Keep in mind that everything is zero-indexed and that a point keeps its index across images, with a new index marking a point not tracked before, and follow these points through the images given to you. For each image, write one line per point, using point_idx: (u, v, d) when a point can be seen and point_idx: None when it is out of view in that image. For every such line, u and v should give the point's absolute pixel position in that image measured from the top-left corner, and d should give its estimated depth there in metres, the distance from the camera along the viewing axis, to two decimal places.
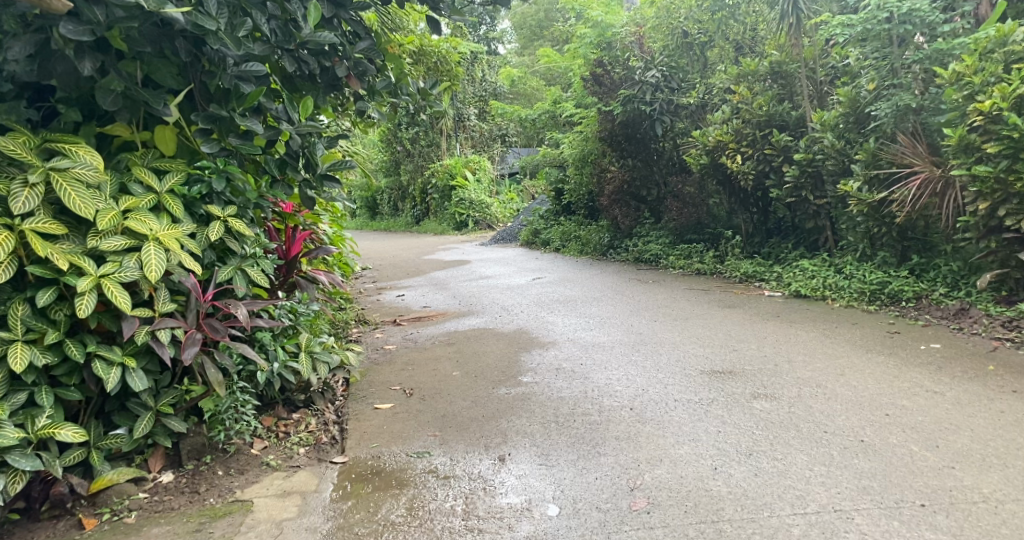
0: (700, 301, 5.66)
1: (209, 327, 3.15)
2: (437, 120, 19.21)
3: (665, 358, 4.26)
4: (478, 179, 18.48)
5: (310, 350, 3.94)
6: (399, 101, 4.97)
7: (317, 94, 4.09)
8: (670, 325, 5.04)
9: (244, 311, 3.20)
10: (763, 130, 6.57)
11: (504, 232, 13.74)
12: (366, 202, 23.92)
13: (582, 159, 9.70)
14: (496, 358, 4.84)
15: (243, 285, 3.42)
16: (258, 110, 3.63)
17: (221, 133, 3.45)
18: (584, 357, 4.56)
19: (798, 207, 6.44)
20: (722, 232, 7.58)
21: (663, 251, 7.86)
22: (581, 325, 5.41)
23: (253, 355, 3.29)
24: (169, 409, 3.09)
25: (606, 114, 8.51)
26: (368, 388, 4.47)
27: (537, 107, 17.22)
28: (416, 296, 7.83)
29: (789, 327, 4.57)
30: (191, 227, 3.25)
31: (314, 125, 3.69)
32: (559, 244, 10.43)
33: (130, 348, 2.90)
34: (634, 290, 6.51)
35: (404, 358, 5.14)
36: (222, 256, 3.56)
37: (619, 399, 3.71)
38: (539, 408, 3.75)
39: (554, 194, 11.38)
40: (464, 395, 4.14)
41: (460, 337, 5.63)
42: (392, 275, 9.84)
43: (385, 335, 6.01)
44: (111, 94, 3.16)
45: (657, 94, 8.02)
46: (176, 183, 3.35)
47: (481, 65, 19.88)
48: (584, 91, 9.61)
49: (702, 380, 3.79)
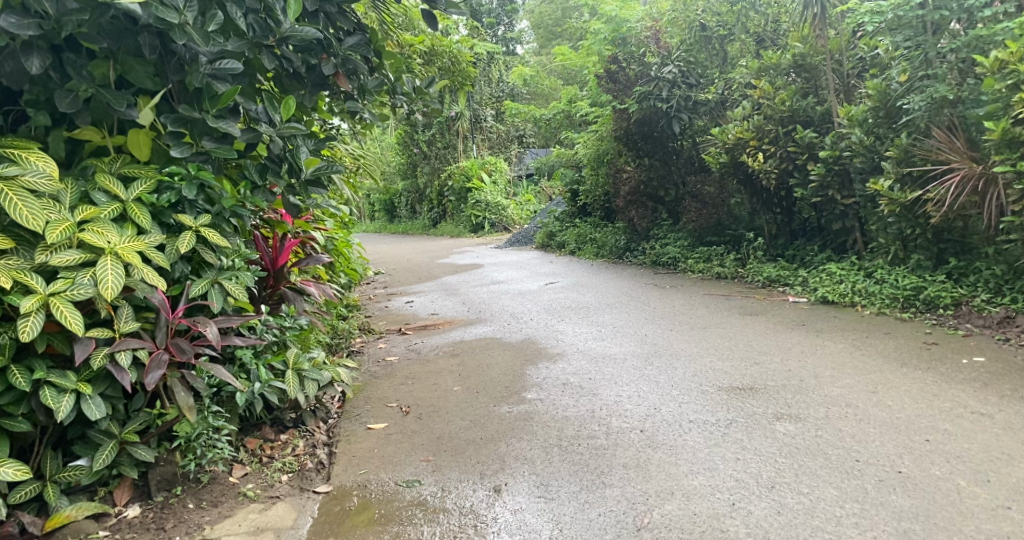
0: (719, 308, 5.32)
1: (175, 347, 2.91)
2: (453, 122, 18.94)
3: (680, 372, 3.94)
4: (494, 181, 18.18)
5: (298, 368, 3.69)
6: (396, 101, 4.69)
7: (304, 94, 3.85)
8: (686, 334, 4.71)
9: (215, 330, 2.96)
10: (786, 126, 6.21)
11: (519, 234, 13.41)
12: (383, 204, 23.72)
13: (597, 159, 9.37)
14: (501, 371, 4.54)
15: (219, 301, 3.18)
16: (235, 111, 3.38)
17: (192, 136, 3.21)
18: (593, 370, 4.25)
19: (825, 207, 6.06)
20: (744, 234, 7.21)
21: (681, 254, 7.51)
22: (592, 335, 5.09)
23: (227, 377, 3.04)
24: (134, 437, 2.85)
25: (621, 112, 8.17)
26: (364, 405, 4.20)
27: (553, 107, 16.88)
28: (424, 303, 7.56)
29: (816, 337, 4.22)
30: (158, 239, 3.00)
31: (296, 127, 3.42)
32: (575, 247, 10.10)
33: (86, 373, 2.66)
34: (649, 296, 6.18)
35: (405, 371, 4.87)
36: (196, 269, 3.31)
37: (630, 419, 3.39)
38: (542, 429, 3.45)
39: (570, 195, 11.04)
40: (463, 413, 3.85)
41: (465, 348, 5.34)
42: (404, 280, 9.57)
43: (389, 345, 5.74)
44: (71, 95, 3.00)
45: (675, 91, 7.66)
46: (143, 191, 3.11)
47: (497, 65, 19.58)
48: (598, 89, 9.29)
49: (720, 398, 3.46)
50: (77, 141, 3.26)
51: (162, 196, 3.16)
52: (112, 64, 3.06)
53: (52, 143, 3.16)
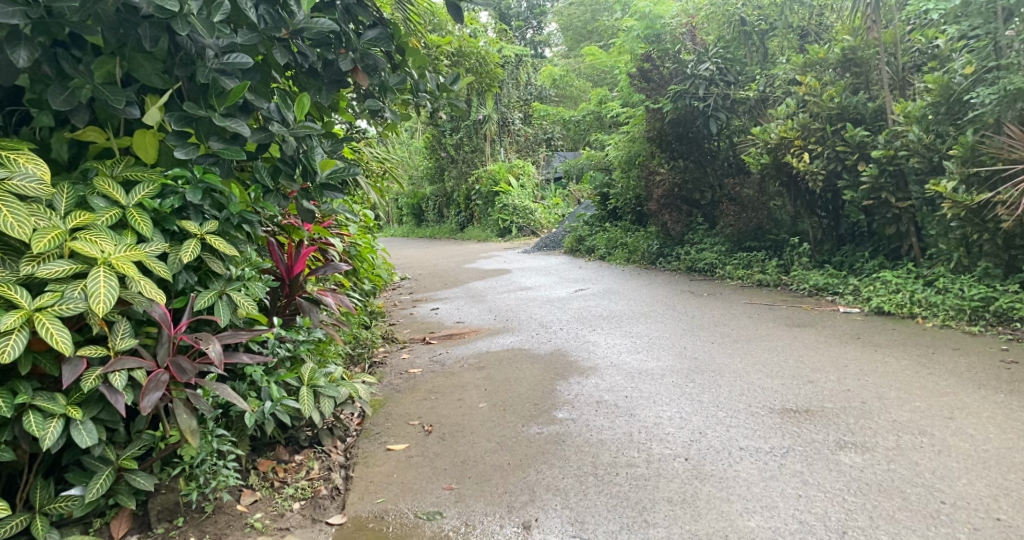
0: (763, 318, 4.98)
1: (176, 367, 2.66)
2: (481, 125, 18.71)
3: (725, 391, 3.61)
4: (522, 184, 17.91)
5: (313, 384, 3.45)
6: (419, 100, 4.43)
7: (321, 92, 3.60)
8: (728, 348, 4.38)
9: (220, 348, 2.71)
10: (834, 124, 5.84)
11: (548, 239, 13.11)
12: (411, 209, 23.56)
13: (629, 161, 9.05)
14: (530, 386, 4.25)
15: (226, 315, 2.94)
16: (246, 108, 3.13)
17: (198, 136, 2.97)
18: (629, 387, 3.94)
19: (877, 210, 5.68)
20: (787, 239, 6.84)
21: (719, 260, 7.14)
22: (627, 347, 4.78)
23: (233, 398, 2.81)
24: (132, 464, 2.64)
25: (654, 112, 7.82)
26: (383, 423, 3.93)
27: (583, 109, 16.59)
28: (450, 310, 7.30)
29: (876, 353, 3.86)
30: (159, 248, 2.77)
31: (311, 126, 3.17)
32: (605, 252, 9.78)
33: (77, 396, 2.44)
34: (687, 304, 5.85)
35: (429, 385, 4.60)
36: (203, 279, 3.08)
37: (673, 446, 3.08)
38: (576, 455, 3.15)
39: (600, 198, 10.72)
40: (490, 434, 3.57)
41: (491, 359, 5.05)
42: (429, 285, 9.32)
43: (412, 356, 5.48)
44: (66, 92, 2.78)
45: (712, 89, 7.31)
46: (145, 195, 2.87)
47: (525, 67, 19.34)
48: (630, 89, 8.98)
49: (772, 422, 3.13)
50: (80, 142, 3.06)
51: (165, 201, 2.92)
52: (118, 61, 2.85)
53: (57, 145, 2.97)
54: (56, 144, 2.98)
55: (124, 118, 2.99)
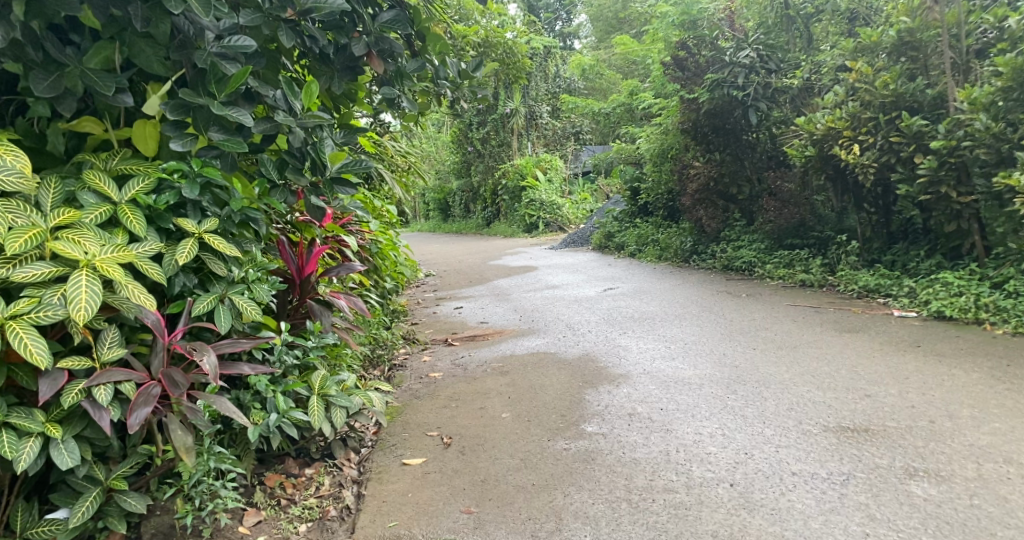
0: (808, 322, 4.63)
1: (168, 379, 2.42)
2: (508, 118, 18.45)
3: (772, 405, 3.29)
4: (550, 179, 17.61)
5: (324, 393, 3.23)
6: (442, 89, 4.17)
7: (332, 78, 3.36)
8: (772, 355, 4.06)
9: (216, 360, 2.46)
10: (888, 113, 5.46)
11: (575, 235, 12.79)
12: (437, 204, 23.32)
13: (661, 154, 8.71)
14: (556, 395, 3.97)
15: (226, 322, 2.70)
16: (250, 96, 2.90)
17: (197, 128, 2.74)
18: (664, 398, 3.64)
19: (934, 206, 5.30)
20: (831, 236, 6.45)
21: (758, 258, 6.76)
22: (661, 353, 4.46)
23: (233, 413, 2.57)
24: (123, 484, 2.41)
25: (690, 102, 7.48)
26: (400, 434, 3.68)
27: (613, 100, 16.26)
28: (473, 309, 7.04)
29: (941, 364, 3.52)
30: (153, 248, 2.54)
31: (320, 115, 2.95)
32: (635, 249, 9.44)
33: (58, 413, 2.21)
34: (725, 306, 5.52)
35: (450, 391, 4.35)
36: (204, 282, 2.85)
37: (716, 469, 2.77)
38: (607, 476, 2.86)
39: (630, 193, 10.38)
40: (513, 449, 3.29)
41: (515, 364, 4.77)
42: (455, 283, 9.07)
43: (433, 359, 5.24)
44: (52, 78, 2.55)
45: (752, 77, 6.94)
46: (139, 190, 2.64)
47: (554, 59, 19.03)
48: (664, 79, 8.65)
49: (828, 442, 2.81)
50: (78, 134, 2.86)
51: (160, 197, 2.68)
52: (118, 45, 2.65)
53: (52, 137, 2.77)
54: (52, 136, 2.78)
55: (123, 108, 2.78)
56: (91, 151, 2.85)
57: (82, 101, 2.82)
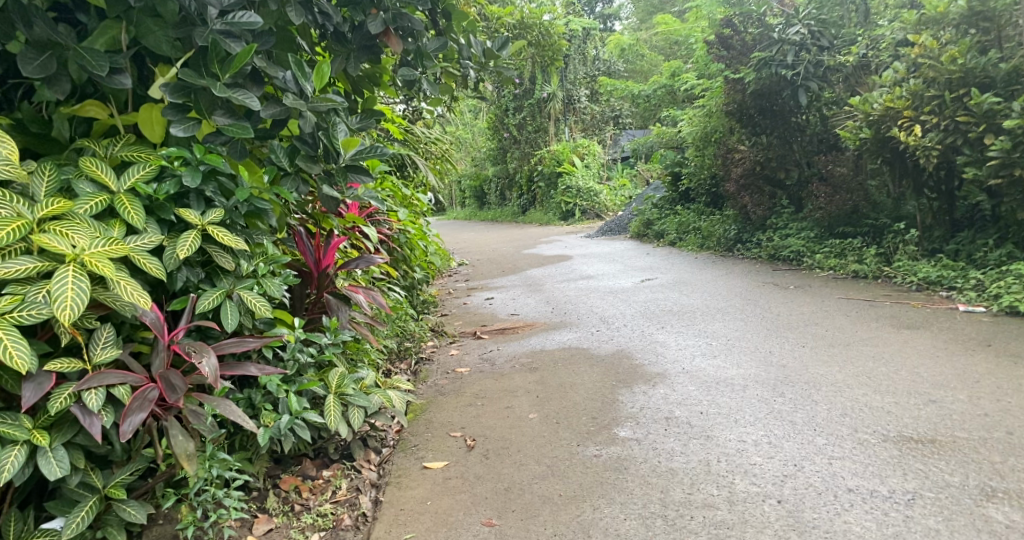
0: (863, 317, 4.30)
1: (165, 382, 2.26)
2: (546, 103, 18.15)
3: (824, 410, 3.00)
4: (587, 165, 17.27)
5: (342, 393, 3.08)
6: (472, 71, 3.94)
7: (348, 58, 3.16)
8: (824, 353, 3.76)
9: (216, 363, 2.29)
10: (956, 90, 5.06)
11: (613, 222, 12.46)
12: (473, 191, 23.11)
13: (704, 138, 8.37)
14: (589, 394, 3.74)
15: (232, 319, 2.54)
16: (258, 78, 2.72)
17: (199, 112, 2.57)
18: (705, 401, 3.39)
19: (1004, 191, 4.89)
20: (887, 224, 6.04)
21: (807, 247, 6.39)
22: (701, 350, 4.19)
23: (239, 418, 2.39)
24: (121, 493, 2.24)
25: (735, 82, 7.15)
26: (422, 435, 3.49)
27: (654, 83, 15.86)
28: (505, 300, 6.83)
29: (1017, 366, 3.18)
30: (152, 241, 2.38)
31: (332, 98, 2.75)
32: (675, 237, 9.10)
33: (45, 419, 2.07)
34: (771, 299, 5.20)
35: (477, 388, 4.15)
36: (211, 275, 2.70)
37: (761, 482, 2.51)
38: (640, 489, 2.63)
39: (670, 179, 10.02)
40: (540, 455, 3.07)
41: (546, 360, 4.55)
42: (488, 272, 8.85)
43: (462, 352, 5.05)
44: (41, 58, 2.41)
45: (803, 54, 6.50)
46: (138, 178, 2.48)
47: (593, 42, 18.66)
48: (708, 59, 8.29)
49: (889, 454, 2.52)
50: (84, 121, 2.73)
51: (161, 186, 2.53)
52: (124, 25, 2.52)
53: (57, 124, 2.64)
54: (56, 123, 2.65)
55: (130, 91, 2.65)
56: (95, 138, 2.72)
57: (90, 85, 2.69)
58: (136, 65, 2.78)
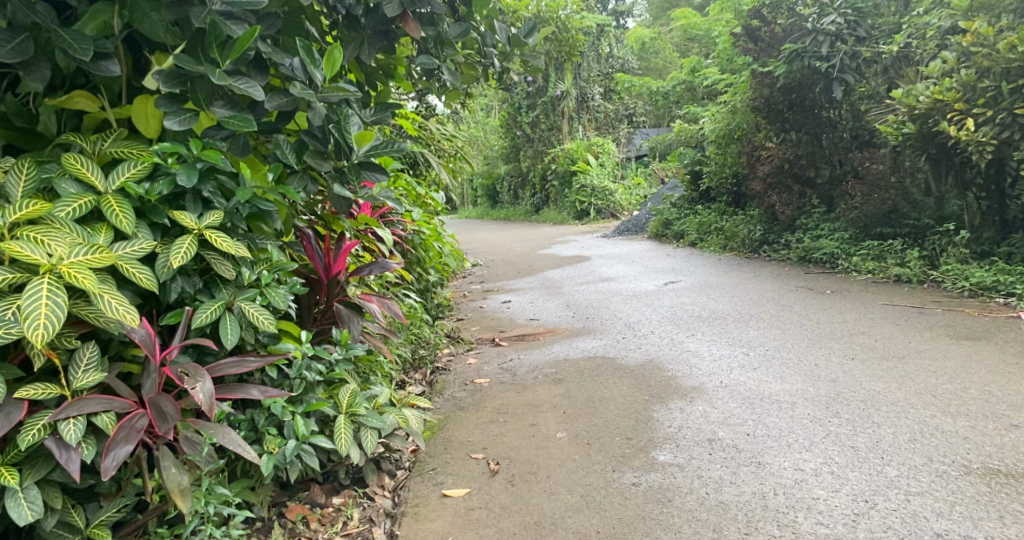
0: (912, 327, 4.01)
1: (156, 410, 1.96)
2: (559, 101, 17.88)
3: (890, 434, 2.73)
4: (602, 163, 17.00)
5: (353, 413, 2.84)
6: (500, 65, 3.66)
7: (361, 46, 2.89)
8: (878, 366, 3.47)
9: (212, 388, 2.00)
10: (1012, 80, 4.76)
11: (629, 222, 12.16)
12: (485, 190, 22.83)
13: (727, 135, 8.08)
14: (620, 410, 3.46)
15: (232, 336, 2.27)
16: (263, 66, 2.46)
17: (196, 102, 2.31)
18: (750, 420, 3.08)
19: None
20: (929, 225, 5.72)
21: (841, 249, 6.07)
22: (738, 361, 3.90)
23: (238, 448, 2.11)
24: (104, 533, 1.95)
25: (763, 75, 6.86)
26: (440, 457, 3.20)
27: (673, 79, 15.55)
28: (523, 304, 6.54)
29: None
30: (142, 249, 2.11)
31: (345, 87, 2.48)
32: (696, 237, 8.80)
33: (14, 454, 1.80)
34: (808, 304, 4.90)
35: (498, 401, 3.87)
36: (210, 285, 2.43)
37: (830, 522, 2.24)
38: (689, 527, 2.34)
39: (691, 178, 9.72)
40: (571, 482, 2.79)
41: (571, 370, 4.27)
42: (503, 273, 8.57)
43: (480, 361, 4.77)
44: (17, 40, 2.13)
45: (838, 46, 6.20)
46: (128, 177, 2.20)
47: (607, 38, 18.38)
48: (734, 51, 8.00)
49: (977, 491, 2.30)
50: (73, 114, 2.46)
51: (153, 186, 2.25)
52: (117, 9, 2.26)
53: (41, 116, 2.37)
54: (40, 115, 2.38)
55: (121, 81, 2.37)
56: (86, 131, 2.47)
57: (81, 76, 2.44)
58: (128, 48, 2.52)
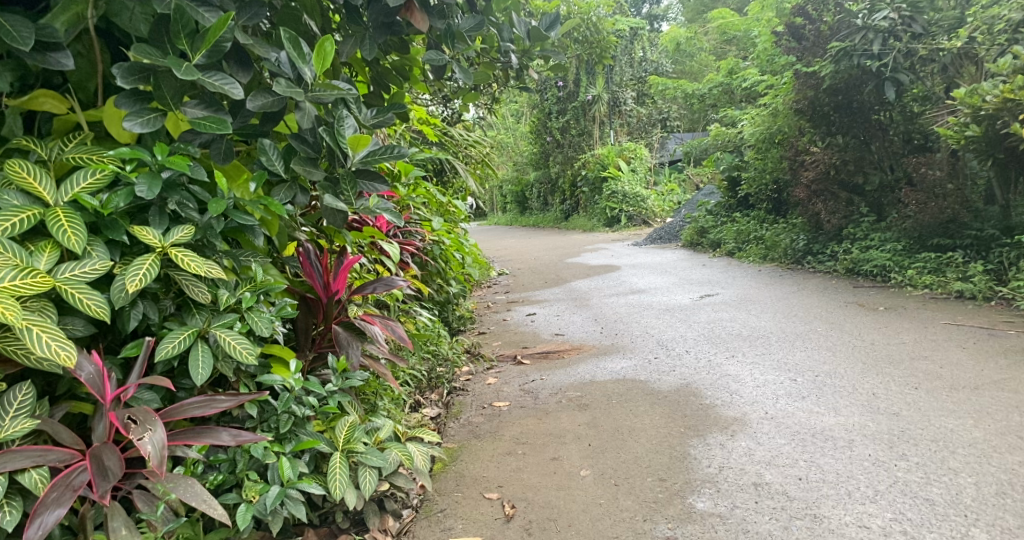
0: (983, 352, 3.58)
1: (97, 464, 1.70)
2: (590, 106, 17.50)
3: (972, 485, 2.36)
4: (634, 169, 16.70)
5: (351, 450, 2.53)
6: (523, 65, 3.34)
7: (362, 41, 2.58)
8: (950, 398, 3.06)
9: (163, 440, 1.75)
10: None
11: (662, 230, 11.75)
12: (514, 196, 22.58)
13: (767, 139, 7.67)
14: (653, 443, 3.10)
15: (202, 372, 1.98)
16: (247, 63, 2.19)
17: (162, 101, 2.02)
18: (801, 460, 2.68)
19: None
20: (995, 235, 5.22)
21: (894, 262, 5.63)
22: (786, 387, 3.51)
23: (201, 504, 1.81)
24: None
25: (808, 76, 6.47)
26: (450, 496, 2.86)
27: (710, 82, 15.08)
28: (548, 317, 6.20)
29: None
30: (92, 273, 1.84)
31: (339, 85, 2.18)
32: (734, 246, 8.38)
33: None
34: (861, 321, 4.49)
35: (518, 429, 3.53)
36: (181, 309, 2.14)
37: None
38: None
39: (728, 184, 9.31)
40: (597, 533, 2.44)
41: (598, 394, 3.91)
42: (529, 283, 8.23)
43: (500, 380, 4.44)
44: None
45: (892, 43, 5.78)
46: (81, 189, 1.94)
47: (641, 42, 17.99)
48: (776, 51, 7.59)
49: None
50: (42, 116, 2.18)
51: (111, 198, 1.97)
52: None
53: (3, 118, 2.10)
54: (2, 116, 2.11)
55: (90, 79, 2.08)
56: (55, 138, 2.14)
57: (57, 75, 2.13)
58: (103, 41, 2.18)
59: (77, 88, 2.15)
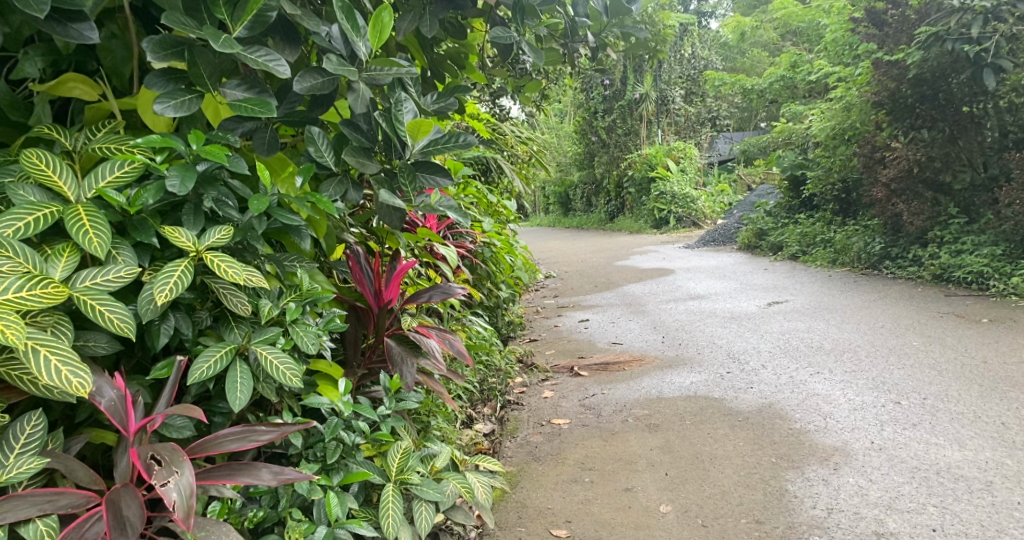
0: None
1: (114, 514, 1.43)
2: (638, 105, 17.08)
3: None
4: (683, 168, 16.23)
5: (404, 481, 2.22)
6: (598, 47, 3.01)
7: (422, 17, 2.27)
8: None
9: (192, 488, 1.47)
10: None
11: (715, 232, 11.31)
12: (557, 196, 22.23)
13: (838, 135, 7.22)
14: (742, 474, 2.74)
15: (240, 397, 1.69)
16: (294, 37, 1.90)
17: (199, 80, 1.74)
18: (932, 507, 2.32)
19: None
20: None
21: (992, 269, 5.15)
22: (890, 411, 3.11)
23: None
24: None
25: (892, 65, 6.08)
26: (514, 532, 2.54)
27: (768, 77, 14.56)
28: (602, 323, 5.84)
29: None
30: (114, 284, 1.56)
31: (399, 63, 1.88)
32: (797, 249, 7.91)
33: None
34: (965, 334, 4.05)
35: (583, 450, 3.19)
36: (218, 323, 1.85)
37: None
38: None
39: (790, 184, 8.85)
40: None
41: (669, 412, 3.55)
42: (579, 287, 7.87)
43: (557, 393, 4.11)
44: None
45: (996, 25, 5.35)
46: (104, 185, 1.67)
47: (691, 38, 17.58)
48: (852, 41, 7.15)
49: None
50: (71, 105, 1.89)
51: (139, 194, 1.69)
52: None
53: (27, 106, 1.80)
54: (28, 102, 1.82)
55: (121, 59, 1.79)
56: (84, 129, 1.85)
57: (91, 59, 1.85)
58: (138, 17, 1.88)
59: (111, 73, 1.84)
